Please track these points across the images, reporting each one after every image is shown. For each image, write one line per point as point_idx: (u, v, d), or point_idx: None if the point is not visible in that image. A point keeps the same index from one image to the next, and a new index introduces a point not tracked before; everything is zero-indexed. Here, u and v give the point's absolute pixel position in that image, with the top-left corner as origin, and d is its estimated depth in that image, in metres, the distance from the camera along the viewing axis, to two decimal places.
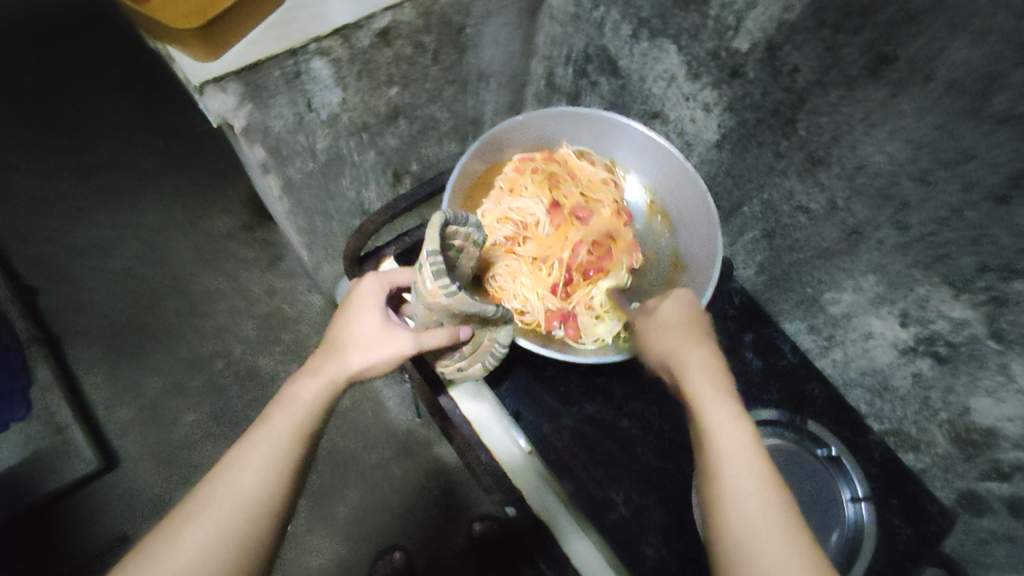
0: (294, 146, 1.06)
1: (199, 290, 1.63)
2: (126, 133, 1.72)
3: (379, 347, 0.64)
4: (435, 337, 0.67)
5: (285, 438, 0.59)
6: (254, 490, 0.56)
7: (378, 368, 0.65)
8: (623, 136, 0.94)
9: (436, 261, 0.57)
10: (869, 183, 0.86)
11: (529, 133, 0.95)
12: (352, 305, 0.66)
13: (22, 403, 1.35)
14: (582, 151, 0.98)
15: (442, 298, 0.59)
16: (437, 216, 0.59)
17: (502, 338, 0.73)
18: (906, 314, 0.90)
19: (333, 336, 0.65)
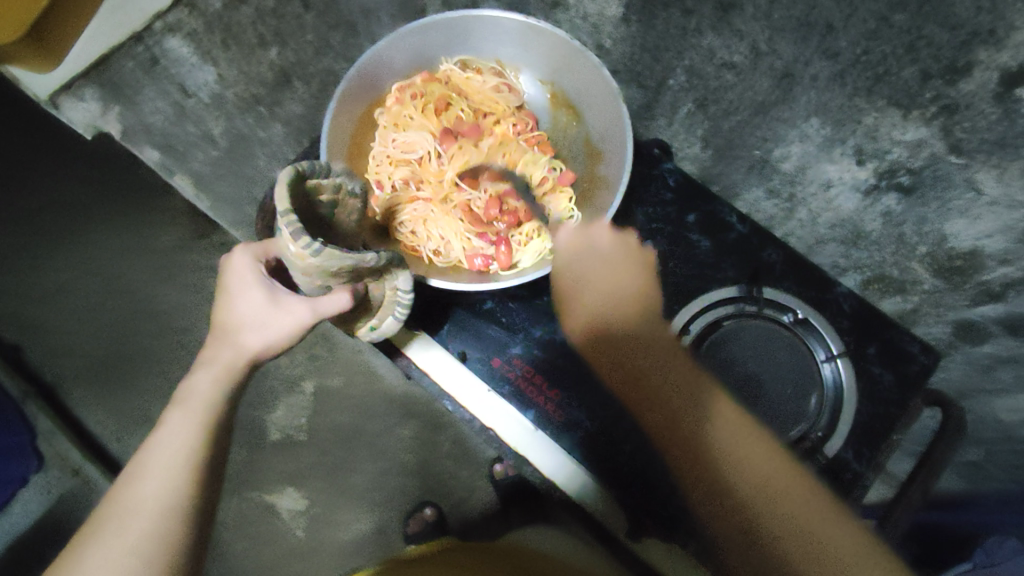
0: (186, 138, 1.08)
1: (169, 307, 1.57)
2: (37, 166, 1.56)
3: (268, 322, 0.66)
4: (334, 303, 0.66)
5: (185, 430, 0.64)
6: (165, 482, 0.61)
7: (274, 342, 0.67)
8: (499, 32, 0.89)
9: (290, 216, 0.54)
10: (788, 16, 0.76)
11: (402, 58, 0.89)
12: (227, 282, 0.67)
13: (33, 455, 1.33)
14: (465, 61, 0.94)
15: (312, 259, 0.55)
16: (285, 174, 0.56)
17: (403, 284, 0.71)
18: (861, 151, 0.81)
19: (220, 319, 0.67)
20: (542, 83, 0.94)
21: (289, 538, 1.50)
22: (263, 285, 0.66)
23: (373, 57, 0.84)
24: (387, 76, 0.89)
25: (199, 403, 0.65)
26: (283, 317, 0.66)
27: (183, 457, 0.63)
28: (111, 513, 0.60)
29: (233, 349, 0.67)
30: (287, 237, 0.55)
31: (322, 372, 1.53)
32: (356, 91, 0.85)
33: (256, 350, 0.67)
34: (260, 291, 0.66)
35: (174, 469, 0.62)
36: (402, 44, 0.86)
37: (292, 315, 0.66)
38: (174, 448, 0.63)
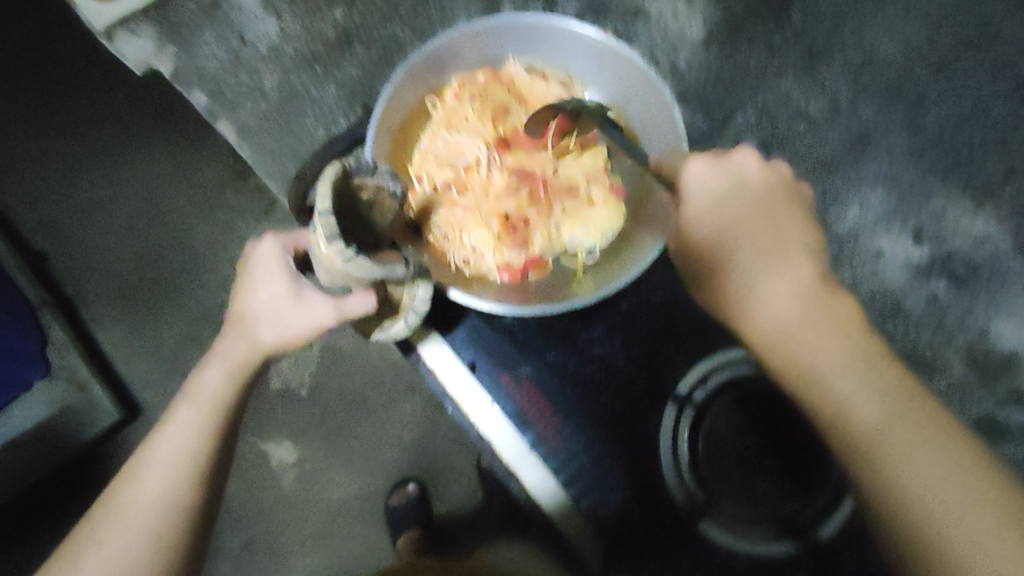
0: (236, 87, 1.01)
1: (200, 241, 1.59)
2: (94, 79, 1.59)
3: (285, 319, 0.73)
4: (361, 303, 0.69)
5: (202, 409, 0.75)
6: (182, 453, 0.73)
7: (290, 336, 0.74)
8: (572, 44, 0.88)
9: (328, 220, 0.57)
10: None
11: (471, 52, 0.89)
12: (251, 273, 0.75)
13: (43, 364, 1.39)
14: (532, 68, 0.93)
15: (340, 263, 0.58)
16: (330, 175, 0.59)
17: (422, 297, 0.74)
18: None
19: (245, 307, 0.76)
20: (608, 105, 0.93)
21: (275, 487, 1.53)
22: (283, 279, 0.73)
23: (442, 46, 0.85)
24: (452, 68, 0.90)
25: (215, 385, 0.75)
26: (302, 310, 0.72)
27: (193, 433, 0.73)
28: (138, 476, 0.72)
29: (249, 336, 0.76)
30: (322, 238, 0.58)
31: (335, 334, 1.56)
32: (418, 73, 0.86)
33: (273, 340, 0.75)
34: (280, 283, 0.73)
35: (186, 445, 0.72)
36: (473, 38, 0.87)
37: (312, 312, 0.72)
38: (191, 420, 0.75)
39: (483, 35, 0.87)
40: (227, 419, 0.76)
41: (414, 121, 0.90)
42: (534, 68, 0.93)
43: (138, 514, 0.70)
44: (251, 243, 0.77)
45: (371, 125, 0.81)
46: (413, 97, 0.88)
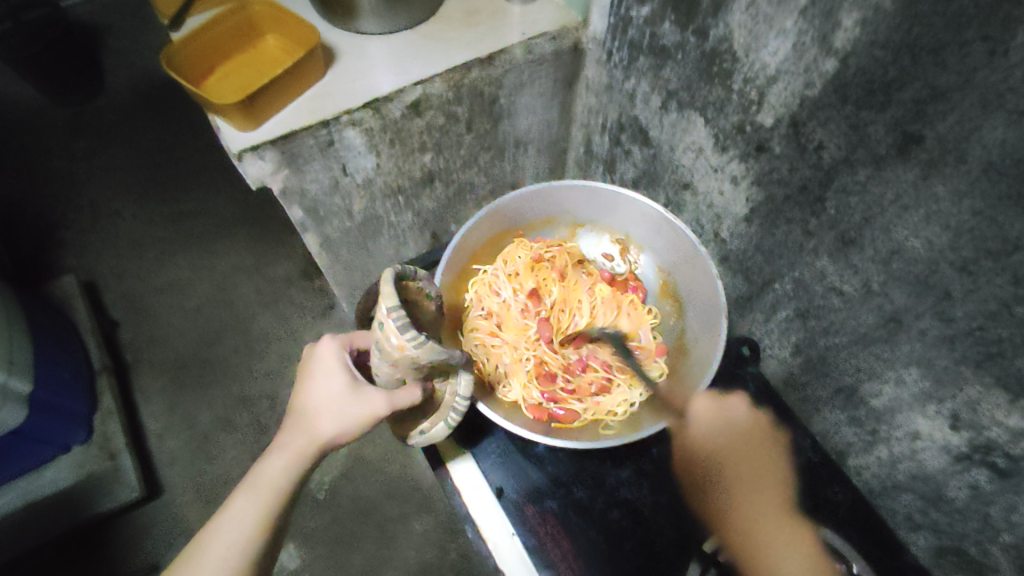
0: (331, 207, 1.12)
1: (258, 331, 1.70)
2: (212, 184, 1.93)
3: (345, 413, 0.71)
4: (409, 395, 0.72)
5: (252, 514, 0.70)
6: (229, 558, 0.69)
7: (347, 430, 0.71)
8: (634, 213, 0.99)
9: (400, 312, 0.63)
10: (906, 270, 0.74)
11: (542, 205, 1.02)
12: (311, 372, 0.74)
13: (83, 428, 1.44)
14: (597, 224, 1.05)
15: (410, 351, 0.64)
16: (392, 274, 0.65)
17: (463, 390, 0.76)
18: (956, 416, 0.74)
19: (301, 402, 0.73)
20: (659, 268, 1.02)
21: None
22: (344, 376, 0.72)
23: (520, 196, 0.98)
24: (523, 216, 1.02)
25: (268, 488, 0.72)
26: (360, 404, 0.71)
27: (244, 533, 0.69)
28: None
29: (306, 439, 0.72)
30: (392, 329, 0.63)
31: (363, 439, 1.60)
32: (497, 215, 0.98)
33: (329, 437, 0.71)
34: (340, 379, 0.72)
35: (234, 552, 0.69)
36: (547, 195, 1.00)
37: (369, 407, 0.70)
38: (241, 523, 0.70)
39: (558, 191, 0.99)
40: (272, 526, 0.71)
41: (483, 253, 1.02)
42: (592, 228, 1.05)
43: None
44: (311, 341, 0.77)
45: (446, 256, 0.93)
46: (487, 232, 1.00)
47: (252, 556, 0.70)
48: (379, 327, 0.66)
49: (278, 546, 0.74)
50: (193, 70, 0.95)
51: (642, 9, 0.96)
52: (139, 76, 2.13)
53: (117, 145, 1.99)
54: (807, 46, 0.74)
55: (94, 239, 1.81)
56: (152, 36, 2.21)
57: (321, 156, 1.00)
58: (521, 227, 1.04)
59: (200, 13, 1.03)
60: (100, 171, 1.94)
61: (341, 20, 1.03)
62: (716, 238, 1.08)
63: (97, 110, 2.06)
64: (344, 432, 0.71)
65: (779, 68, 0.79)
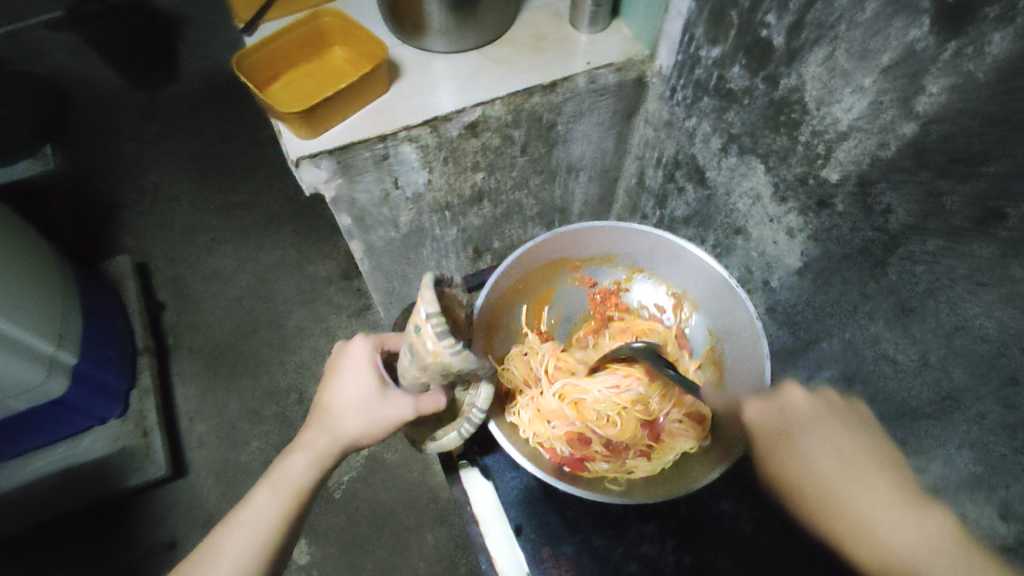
0: (378, 217, 1.14)
1: (294, 325, 1.73)
2: (266, 178, 1.98)
3: (369, 416, 0.68)
4: (434, 402, 0.69)
5: (270, 512, 0.68)
6: (239, 558, 0.65)
7: (373, 433, 0.69)
8: (694, 269, 0.92)
9: (438, 318, 0.60)
10: (971, 348, 0.70)
11: (606, 243, 0.95)
12: (339, 370, 0.72)
13: (120, 404, 1.49)
14: (654, 272, 0.97)
15: (444, 358, 0.61)
16: (432, 279, 0.63)
17: (482, 402, 0.72)
18: (1008, 507, 0.68)
19: (327, 402, 0.71)
20: (710, 331, 0.94)
21: None
22: (371, 376, 0.70)
23: (584, 231, 0.92)
24: (583, 251, 0.96)
25: (286, 490, 0.69)
26: (384, 408, 0.68)
27: (260, 536, 0.67)
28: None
29: (329, 438, 0.70)
30: (429, 334, 0.60)
31: (383, 444, 1.61)
32: (555, 245, 0.92)
33: (354, 440, 0.69)
34: (367, 381, 0.70)
35: (249, 550, 0.66)
36: (612, 234, 0.93)
37: (394, 412, 0.68)
38: (257, 521, 0.67)
39: (624, 232, 0.92)
40: (288, 528, 0.68)
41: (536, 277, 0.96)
42: (651, 276, 0.98)
43: None
44: (343, 339, 0.75)
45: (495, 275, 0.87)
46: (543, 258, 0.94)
47: (267, 556, 0.66)
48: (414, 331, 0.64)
49: (292, 547, 0.71)
50: (259, 74, 0.97)
51: (712, 50, 0.95)
52: (209, 68, 2.21)
53: (182, 133, 2.06)
54: (885, 106, 0.71)
55: (151, 220, 1.88)
56: (226, 29, 2.30)
57: (375, 168, 1.02)
58: (580, 260, 0.98)
59: (273, 20, 1.05)
60: (158, 155, 2.01)
61: (409, 36, 1.04)
62: (764, 289, 1.05)
63: (170, 98, 2.14)
64: (365, 434, 0.69)
65: (851, 125, 0.76)
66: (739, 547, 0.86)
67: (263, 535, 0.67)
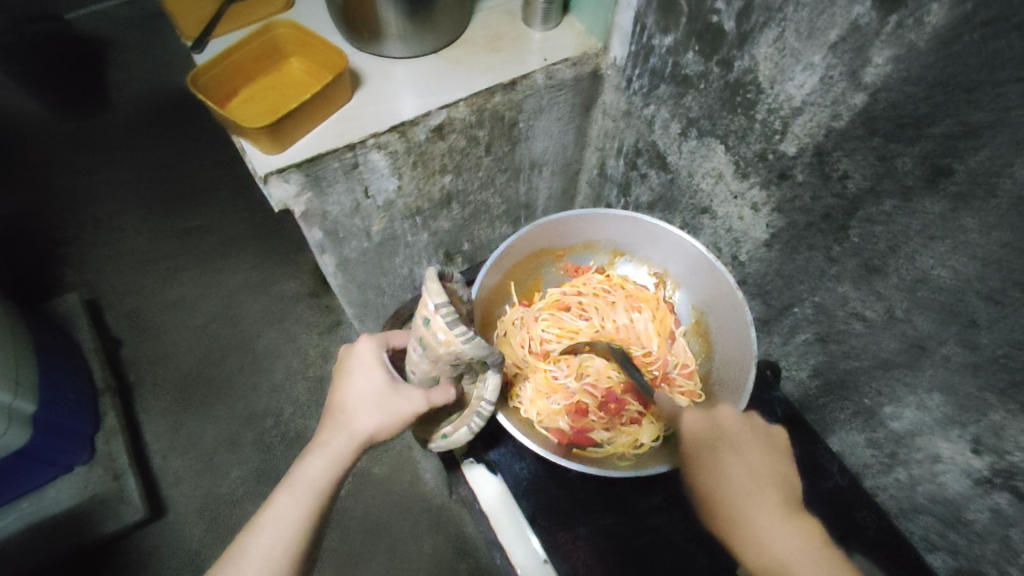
0: (350, 228, 1.12)
1: (263, 348, 1.68)
2: (217, 201, 1.92)
3: (384, 413, 0.67)
4: (443, 394, 0.69)
5: (289, 521, 0.65)
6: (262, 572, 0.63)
7: (388, 430, 0.68)
8: (674, 249, 0.95)
9: (448, 308, 0.60)
10: (932, 297, 0.75)
11: (588, 230, 0.98)
12: (349, 371, 0.70)
13: (87, 448, 1.41)
14: (636, 254, 1.00)
15: (457, 346, 0.61)
16: (435, 271, 0.63)
17: (489, 395, 0.71)
18: (978, 440, 0.75)
19: (339, 404, 0.69)
20: (694, 305, 0.97)
21: None
22: (383, 372, 0.69)
23: (566, 219, 0.94)
24: (566, 239, 0.98)
25: (305, 496, 0.66)
26: (400, 402, 0.68)
27: (283, 543, 0.64)
28: None
29: (344, 440, 0.67)
30: (439, 325, 0.60)
31: (370, 459, 1.59)
32: (539, 235, 0.94)
33: (369, 439, 0.68)
34: (380, 376, 0.69)
35: (272, 561, 0.63)
36: (593, 221, 0.96)
37: (409, 406, 0.68)
38: (278, 531, 0.65)
39: (603, 218, 0.95)
40: (309, 534, 0.66)
41: (524, 268, 0.98)
42: (632, 258, 1.01)
43: None
44: (348, 339, 0.73)
45: (485, 269, 0.88)
46: (529, 249, 0.95)
47: (291, 565, 0.64)
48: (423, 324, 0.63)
49: (314, 553, 0.69)
50: (216, 91, 0.95)
51: (665, 39, 0.98)
52: (143, 92, 2.11)
53: (122, 161, 1.97)
54: (835, 80, 0.76)
55: (97, 254, 1.79)
56: (156, 52, 2.21)
57: (345, 178, 1.01)
58: (564, 249, 1.00)
59: (223, 36, 1.03)
60: (98, 186, 1.92)
61: (365, 44, 1.04)
62: (733, 265, 1.10)
63: (105, 125, 2.04)
64: (381, 430, 0.67)
65: (805, 100, 0.81)
66: None
67: (285, 540, 0.64)
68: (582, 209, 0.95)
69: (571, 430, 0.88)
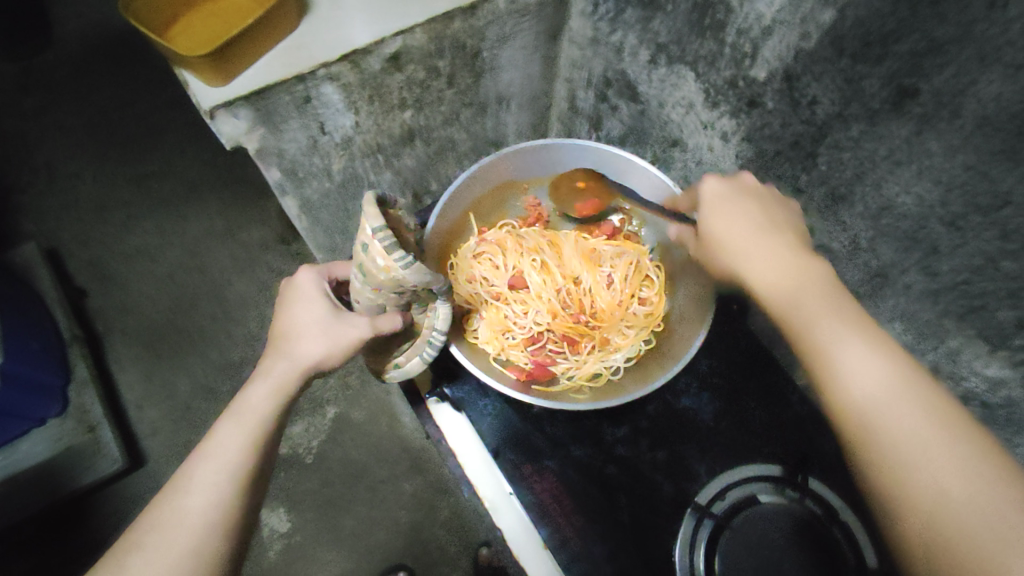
0: (310, 167, 1.08)
1: (234, 297, 1.66)
2: (175, 145, 1.82)
3: (328, 335, 0.68)
4: (391, 322, 0.69)
5: (237, 443, 0.65)
6: (212, 492, 0.62)
7: (333, 353, 0.68)
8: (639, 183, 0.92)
9: (387, 232, 0.58)
10: (895, 225, 0.74)
11: (551, 162, 0.94)
12: (289, 301, 0.71)
13: (58, 400, 1.40)
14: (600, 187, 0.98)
15: (398, 272, 0.59)
16: (373, 195, 0.60)
17: (441, 324, 0.72)
18: (936, 367, 0.77)
19: (281, 333, 0.70)
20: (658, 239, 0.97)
21: (260, 556, 1.46)
22: (324, 301, 0.70)
23: (528, 151, 0.90)
24: (528, 173, 0.95)
25: (252, 419, 0.66)
26: (344, 329, 0.68)
27: (231, 467, 0.63)
28: (156, 522, 0.60)
29: (288, 363, 0.68)
30: (378, 251, 0.58)
31: (348, 403, 1.59)
32: (500, 169, 0.91)
33: (314, 361, 0.68)
34: (321, 305, 0.70)
35: (221, 482, 0.63)
36: (556, 153, 0.92)
37: (353, 328, 0.68)
38: (225, 453, 0.64)
39: (566, 150, 0.91)
40: (261, 455, 0.66)
41: (486, 202, 0.95)
42: (598, 192, 0.99)
43: None
44: (285, 276, 0.74)
45: (441, 203, 0.85)
46: (489, 183, 0.92)
47: (243, 484, 0.63)
48: (362, 248, 0.61)
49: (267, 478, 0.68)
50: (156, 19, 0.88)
51: None
52: (84, 26, 1.93)
53: (70, 101, 1.85)
54: None
55: (53, 202, 1.72)
56: None
57: (298, 113, 0.96)
58: (529, 182, 0.97)
59: None
60: (46, 129, 1.81)
61: None
62: None
63: (45, 64, 1.89)
64: (329, 358, 0.68)
65: (774, 19, 0.76)
66: (707, 439, 0.91)
67: (234, 464, 0.63)
68: (544, 140, 0.91)
69: (529, 366, 0.92)
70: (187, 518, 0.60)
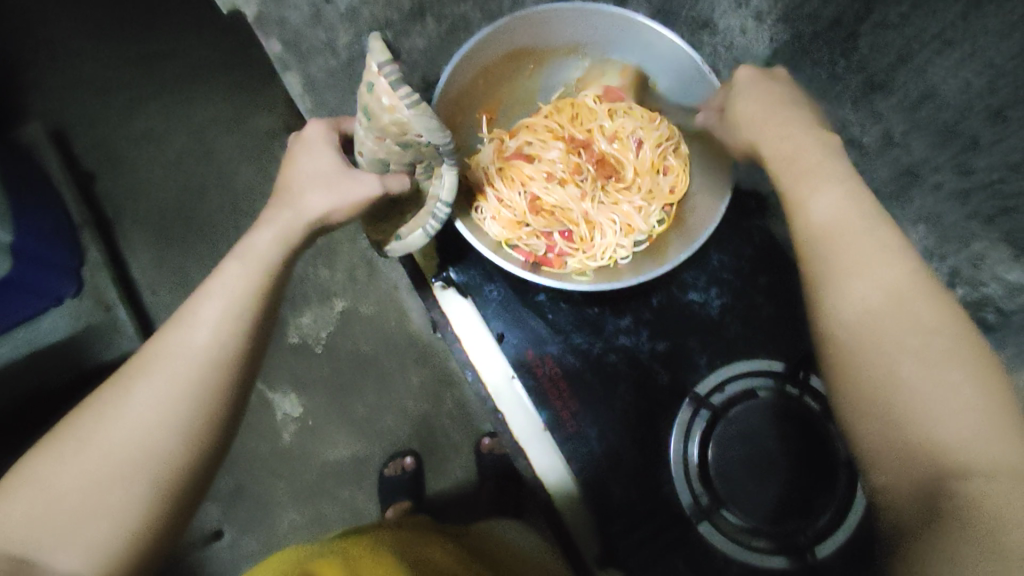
0: (313, 41, 1.07)
1: (242, 186, 1.64)
2: (173, 20, 1.68)
3: (333, 186, 0.68)
4: (399, 183, 0.70)
5: (242, 277, 0.63)
6: (221, 313, 0.61)
7: (340, 207, 0.69)
8: (665, 58, 0.87)
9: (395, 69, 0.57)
10: (935, 116, 0.68)
11: (579, 29, 0.88)
12: (297, 152, 0.72)
13: (75, 280, 1.43)
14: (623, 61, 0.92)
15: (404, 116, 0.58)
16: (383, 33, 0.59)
17: (445, 196, 0.71)
18: (955, 272, 0.73)
19: (287, 185, 0.70)
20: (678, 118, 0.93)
21: (274, 434, 1.55)
22: (333, 153, 0.71)
23: (558, 13, 0.83)
24: (551, 39, 0.89)
25: (256, 256, 0.65)
26: (353, 185, 0.69)
27: (238, 292, 0.62)
28: (159, 354, 0.59)
29: (296, 209, 0.68)
30: (384, 89, 0.58)
31: (357, 296, 1.59)
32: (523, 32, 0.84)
33: (322, 211, 0.68)
34: (330, 158, 0.71)
35: (232, 304, 0.61)
36: (584, 20, 0.85)
37: (361, 187, 0.68)
38: (231, 283, 0.63)
39: (594, 17, 0.85)
40: (271, 280, 0.64)
41: (502, 69, 0.90)
42: (619, 67, 0.94)
43: (126, 421, 0.55)
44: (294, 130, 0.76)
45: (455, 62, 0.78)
46: (508, 48, 0.86)
47: (258, 301, 0.63)
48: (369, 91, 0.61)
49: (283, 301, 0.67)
50: None
51: None
52: None
53: None
54: None
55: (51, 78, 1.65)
56: None
57: None
58: (548, 51, 0.91)
59: None
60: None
61: None
62: None
63: None
64: (334, 211, 0.68)
65: None
66: (709, 332, 0.90)
67: (235, 311, 0.61)
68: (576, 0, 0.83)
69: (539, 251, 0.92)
70: (201, 336, 0.59)
